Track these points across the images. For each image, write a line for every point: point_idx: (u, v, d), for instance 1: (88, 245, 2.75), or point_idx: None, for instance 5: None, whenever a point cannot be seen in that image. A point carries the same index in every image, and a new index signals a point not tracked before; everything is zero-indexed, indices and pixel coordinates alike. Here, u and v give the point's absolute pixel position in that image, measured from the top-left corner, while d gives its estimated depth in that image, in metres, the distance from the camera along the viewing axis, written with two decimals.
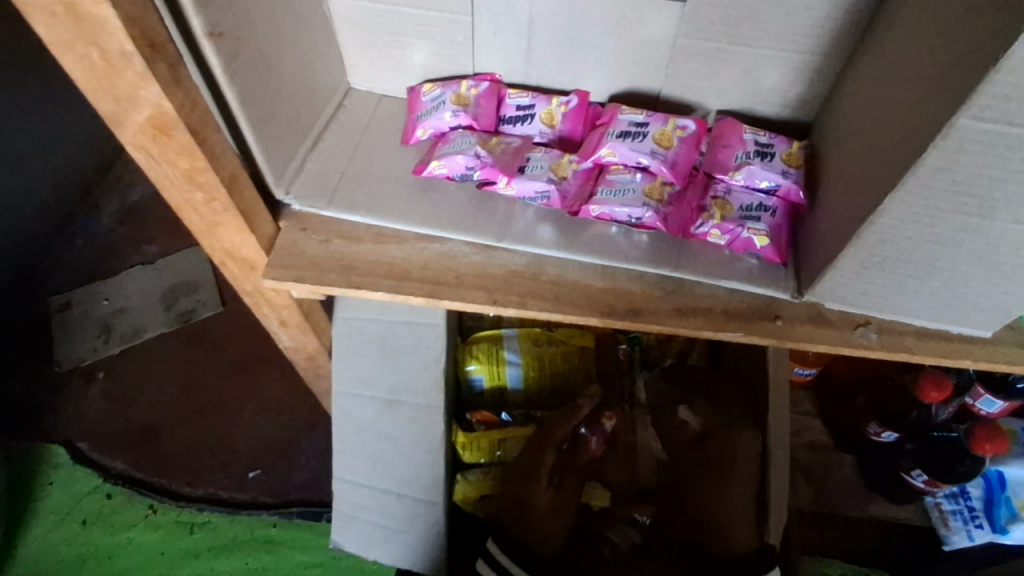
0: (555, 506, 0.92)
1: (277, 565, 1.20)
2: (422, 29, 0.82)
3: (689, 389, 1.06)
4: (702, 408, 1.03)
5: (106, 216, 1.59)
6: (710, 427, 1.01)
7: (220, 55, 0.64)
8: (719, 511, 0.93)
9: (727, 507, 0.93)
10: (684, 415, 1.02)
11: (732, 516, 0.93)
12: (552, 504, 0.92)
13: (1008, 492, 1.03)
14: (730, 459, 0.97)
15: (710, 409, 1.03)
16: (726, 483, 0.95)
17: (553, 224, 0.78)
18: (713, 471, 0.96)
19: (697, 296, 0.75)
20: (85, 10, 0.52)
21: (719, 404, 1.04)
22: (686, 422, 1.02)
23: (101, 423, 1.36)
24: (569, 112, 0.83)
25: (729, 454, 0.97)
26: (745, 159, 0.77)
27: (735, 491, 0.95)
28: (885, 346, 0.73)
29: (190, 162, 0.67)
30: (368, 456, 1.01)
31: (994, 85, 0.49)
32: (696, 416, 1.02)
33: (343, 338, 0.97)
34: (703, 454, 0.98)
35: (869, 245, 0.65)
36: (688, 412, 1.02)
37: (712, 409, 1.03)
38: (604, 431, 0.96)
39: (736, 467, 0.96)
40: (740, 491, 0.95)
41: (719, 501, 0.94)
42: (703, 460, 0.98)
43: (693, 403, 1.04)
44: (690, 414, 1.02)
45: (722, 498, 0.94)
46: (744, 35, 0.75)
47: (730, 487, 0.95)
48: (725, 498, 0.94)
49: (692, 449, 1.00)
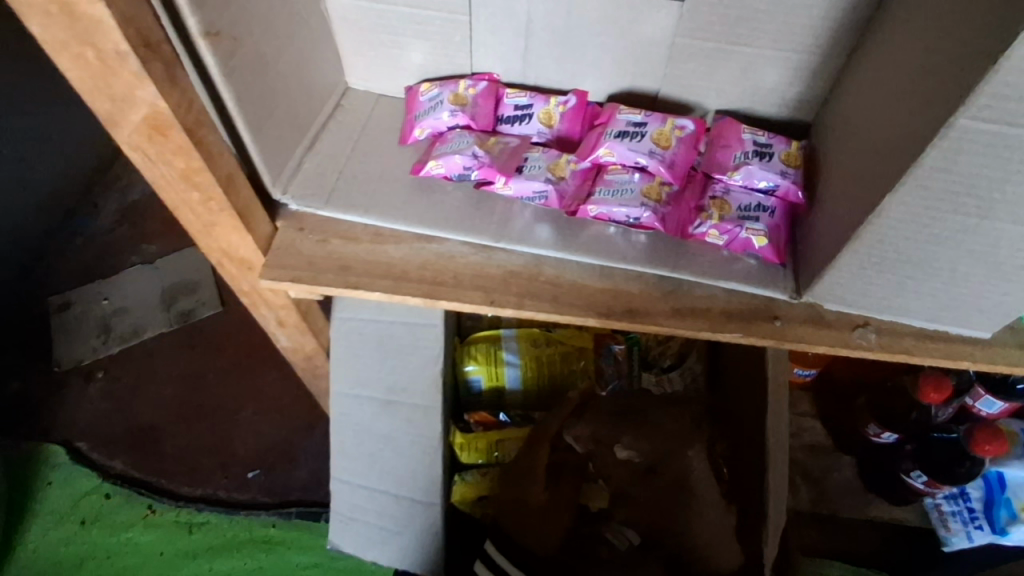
0: (553, 504, 0.93)
1: (276, 566, 1.20)
2: (418, 29, 0.82)
3: (620, 416, 0.97)
4: (635, 443, 0.95)
5: (104, 216, 1.59)
6: (636, 467, 0.95)
7: (217, 54, 0.63)
8: (701, 533, 0.90)
9: (703, 532, 0.90)
10: (623, 453, 0.95)
11: (711, 538, 0.90)
12: (550, 501, 0.93)
13: (1008, 493, 1.02)
14: (688, 483, 0.93)
15: (642, 437, 0.96)
16: (697, 509, 0.91)
17: (550, 224, 0.78)
18: (671, 503, 0.92)
19: (695, 297, 0.75)
20: (80, 10, 0.52)
21: (654, 428, 0.96)
22: (625, 462, 0.95)
23: (100, 423, 1.35)
24: (567, 112, 0.83)
25: (684, 481, 0.93)
26: (744, 159, 0.77)
27: (710, 518, 0.91)
28: (884, 347, 0.73)
29: (186, 162, 0.67)
30: (366, 457, 1.01)
31: (993, 85, 0.49)
32: (634, 450, 0.95)
33: (342, 338, 0.97)
34: (653, 487, 0.94)
35: (869, 245, 0.64)
36: (623, 450, 0.95)
37: (648, 440, 0.96)
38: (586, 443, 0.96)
39: (696, 493, 0.92)
40: (713, 513, 0.92)
41: (694, 526, 0.91)
42: (658, 494, 0.93)
43: (624, 438, 0.96)
44: (630, 451, 0.95)
45: (699, 522, 0.91)
46: (742, 34, 0.74)
47: (702, 511, 0.91)
48: (699, 526, 0.91)
49: (637, 485, 0.94)
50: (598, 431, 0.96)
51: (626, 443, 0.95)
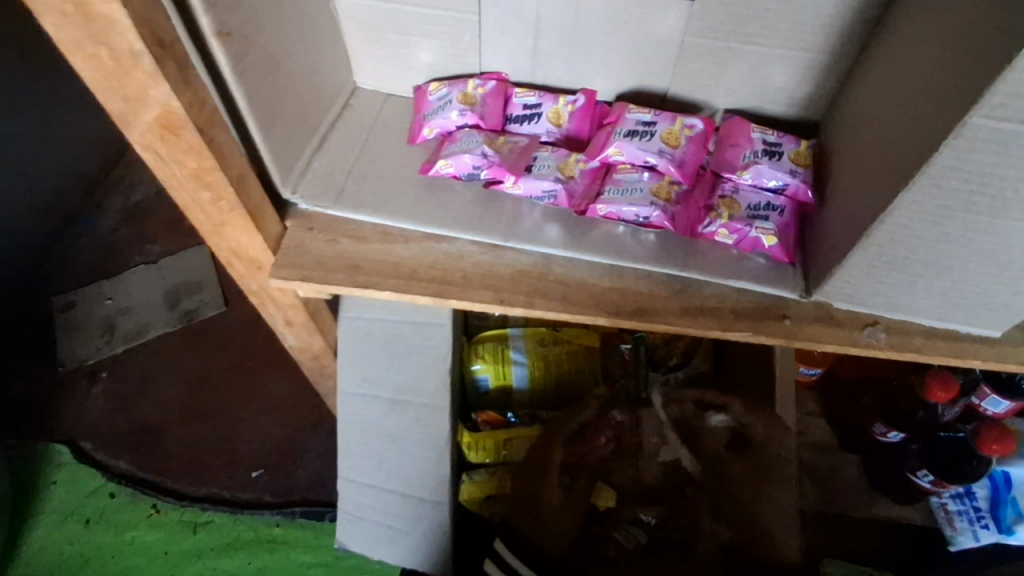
0: (565, 503, 0.93)
1: (280, 565, 1.20)
2: (428, 28, 0.82)
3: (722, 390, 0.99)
4: (738, 413, 0.95)
5: (108, 216, 1.59)
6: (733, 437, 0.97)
7: (228, 54, 0.64)
8: (763, 519, 0.90)
9: (774, 512, 0.90)
10: (717, 420, 0.96)
11: (775, 520, 0.90)
12: (563, 502, 0.92)
13: (1015, 493, 1.03)
14: (777, 463, 0.92)
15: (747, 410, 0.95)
16: (770, 491, 0.91)
17: (560, 223, 0.78)
18: (756, 479, 0.92)
19: (705, 296, 0.75)
20: (96, 9, 0.52)
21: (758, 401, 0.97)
22: (719, 428, 0.96)
23: (104, 422, 1.35)
24: (576, 111, 0.83)
25: (779, 458, 0.92)
26: (753, 158, 0.77)
27: (780, 496, 0.91)
28: (893, 347, 0.73)
29: (198, 161, 0.67)
30: (373, 456, 1.01)
31: (1007, 84, 0.49)
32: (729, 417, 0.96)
33: (349, 337, 0.97)
34: (745, 461, 0.94)
35: (879, 244, 0.65)
36: (717, 418, 0.96)
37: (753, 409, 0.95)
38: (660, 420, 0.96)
39: (773, 475, 0.92)
40: (784, 496, 0.91)
41: (764, 508, 0.91)
42: (747, 465, 0.93)
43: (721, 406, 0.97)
44: (725, 419, 0.96)
45: (765, 506, 0.91)
46: (752, 34, 0.75)
47: (774, 492, 0.91)
48: (766, 508, 0.91)
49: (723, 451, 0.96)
50: (694, 398, 0.98)
51: (726, 411, 0.96)
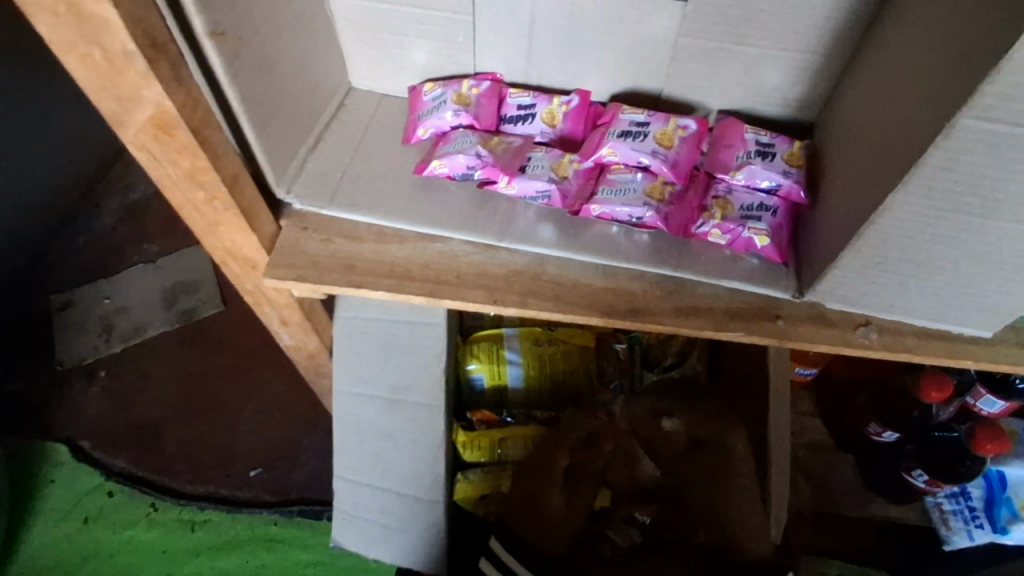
0: (568, 511, 0.93)
1: (277, 564, 1.20)
2: (422, 28, 0.82)
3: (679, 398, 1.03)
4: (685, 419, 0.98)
5: (106, 215, 1.59)
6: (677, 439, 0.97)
7: (222, 53, 0.64)
8: (731, 517, 0.91)
9: (737, 513, 0.91)
10: (670, 424, 0.97)
11: (743, 521, 0.91)
12: (566, 509, 0.93)
13: (1009, 493, 1.04)
14: (722, 467, 0.94)
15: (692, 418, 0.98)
16: (729, 489, 0.93)
17: (553, 224, 0.78)
18: (712, 479, 0.93)
19: (698, 296, 0.75)
20: (88, 9, 0.52)
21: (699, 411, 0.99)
22: (675, 431, 0.97)
23: (102, 421, 1.36)
24: (570, 112, 0.83)
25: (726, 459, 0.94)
26: (746, 159, 0.77)
27: (743, 495, 0.92)
28: (886, 347, 0.73)
29: (191, 161, 0.67)
30: (368, 455, 1.01)
31: (997, 85, 0.49)
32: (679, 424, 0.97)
33: (344, 337, 0.97)
34: (696, 461, 0.95)
35: (872, 244, 0.65)
36: (670, 423, 0.97)
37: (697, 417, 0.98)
38: (620, 430, 0.97)
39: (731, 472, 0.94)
40: (747, 496, 0.92)
41: (731, 508, 0.92)
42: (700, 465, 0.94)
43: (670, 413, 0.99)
44: (676, 423, 0.97)
45: (733, 507, 0.91)
46: (745, 35, 0.75)
47: (736, 495, 0.92)
48: (732, 504, 0.92)
49: (682, 457, 0.96)
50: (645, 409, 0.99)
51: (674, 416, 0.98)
